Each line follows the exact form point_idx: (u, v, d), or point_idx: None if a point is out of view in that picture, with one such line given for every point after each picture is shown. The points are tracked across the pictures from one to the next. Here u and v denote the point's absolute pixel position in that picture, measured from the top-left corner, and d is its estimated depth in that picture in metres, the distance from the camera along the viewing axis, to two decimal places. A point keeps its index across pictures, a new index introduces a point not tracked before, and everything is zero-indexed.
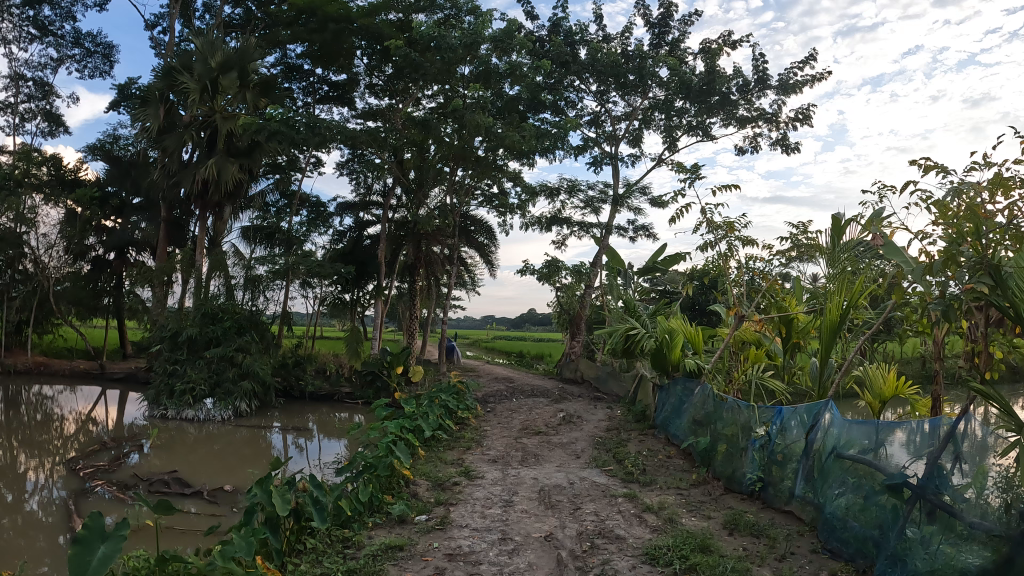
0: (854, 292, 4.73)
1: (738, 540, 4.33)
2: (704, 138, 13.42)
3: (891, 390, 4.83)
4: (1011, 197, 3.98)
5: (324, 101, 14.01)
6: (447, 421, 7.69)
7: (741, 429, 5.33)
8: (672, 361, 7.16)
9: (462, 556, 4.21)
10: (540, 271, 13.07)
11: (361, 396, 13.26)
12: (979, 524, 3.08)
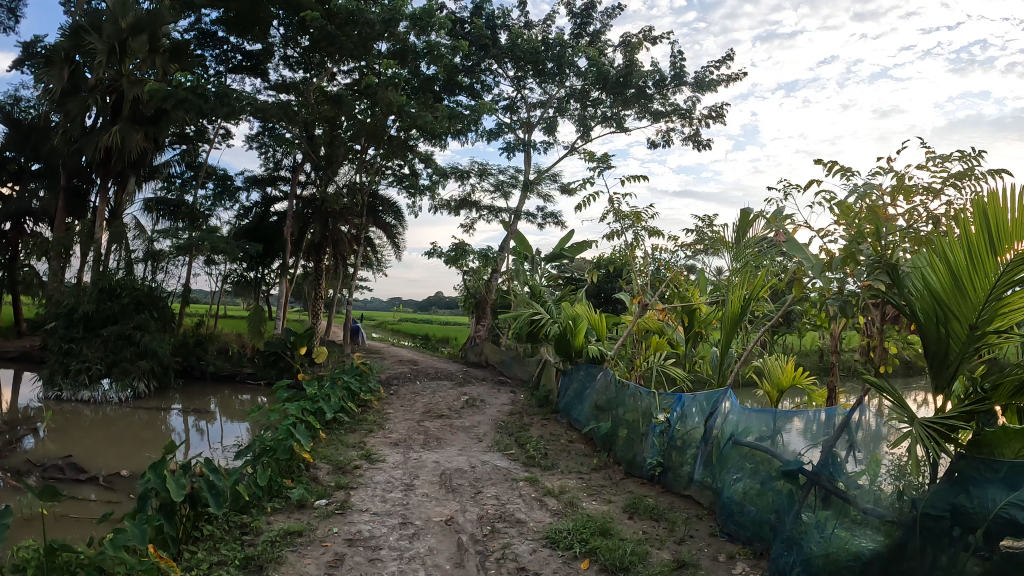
0: (756, 284, 4.77)
1: (639, 524, 4.37)
2: (619, 130, 13.56)
3: (789, 380, 4.95)
4: (912, 202, 3.99)
5: (237, 71, 13.30)
6: (351, 403, 7.45)
7: (642, 415, 5.38)
8: (575, 346, 7.19)
9: (362, 542, 4.08)
10: (448, 254, 12.90)
11: (264, 376, 12.79)
12: (873, 510, 3.14)
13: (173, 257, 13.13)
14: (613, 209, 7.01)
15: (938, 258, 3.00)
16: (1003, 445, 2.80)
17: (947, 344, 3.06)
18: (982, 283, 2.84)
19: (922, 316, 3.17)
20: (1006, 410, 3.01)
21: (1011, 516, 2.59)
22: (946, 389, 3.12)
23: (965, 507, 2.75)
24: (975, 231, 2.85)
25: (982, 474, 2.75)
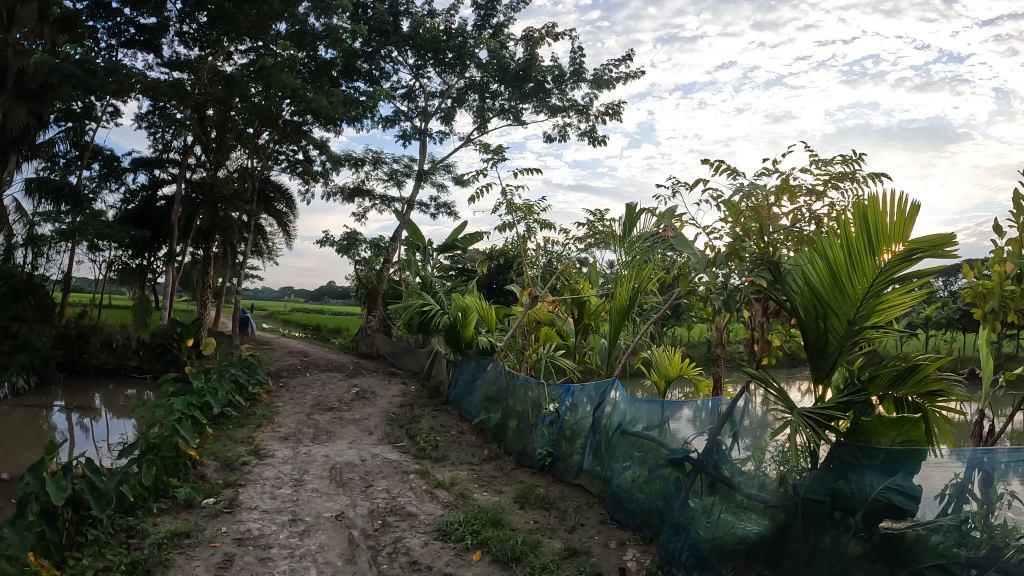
0: (642, 278, 5.00)
1: (530, 514, 4.42)
2: (517, 124, 13.63)
3: (676, 370, 5.13)
4: (796, 204, 4.18)
5: (129, 45, 12.51)
6: (239, 396, 7.17)
7: (532, 406, 5.46)
8: (466, 338, 7.16)
9: (252, 541, 3.93)
10: (339, 242, 12.62)
11: (150, 370, 12.12)
12: (757, 495, 3.28)
13: (54, 242, 12.23)
14: (506, 200, 7.04)
15: (819, 257, 3.13)
16: (880, 433, 2.94)
17: (826, 338, 3.21)
18: (859, 281, 2.99)
19: (803, 311, 3.31)
20: (882, 399, 3.13)
21: (889, 500, 2.74)
22: (825, 379, 3.28)
23: (844, 492, 2.89)
24: (854, 232, 2.98)
25: (859, 460, 2.89)
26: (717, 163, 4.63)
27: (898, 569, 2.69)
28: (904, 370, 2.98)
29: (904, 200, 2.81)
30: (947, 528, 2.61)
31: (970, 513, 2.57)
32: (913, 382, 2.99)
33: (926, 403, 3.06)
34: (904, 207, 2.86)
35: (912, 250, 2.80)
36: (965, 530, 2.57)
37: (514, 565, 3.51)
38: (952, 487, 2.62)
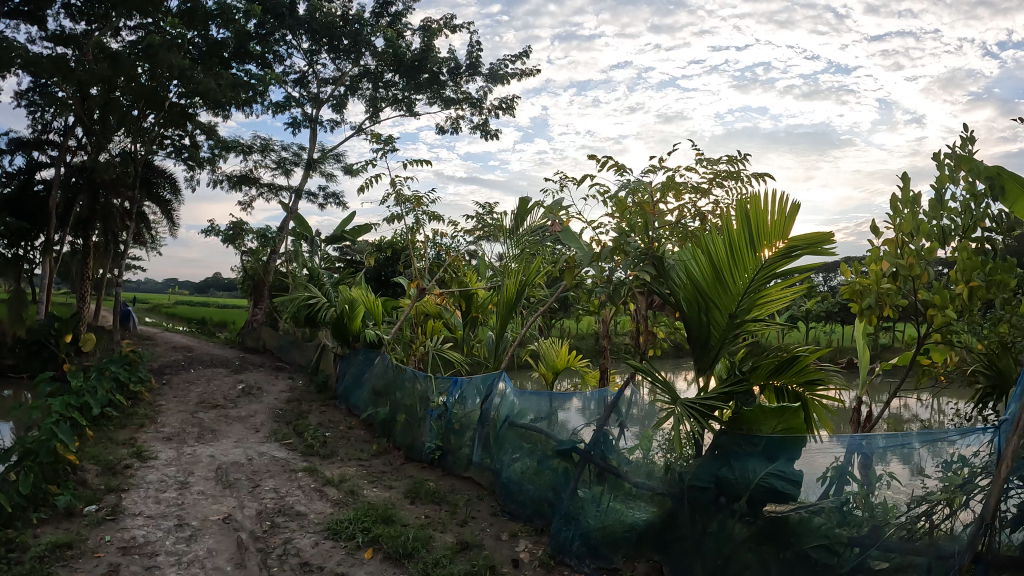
0: (530, 271, 5.21)
1: (421, 509, 4.39)
2: (410, 115, 13.40)
3: (563, 362, 5.25)
4: (681, 201, 4.29)
5: (8, 15, 11.57)
6: (120, 395, 6.78)
7: (419, 399, 5.41)
8: (352, 330, 6.99)
9: (138, 548, 3.73)
10: (225, 232, 12.08)
11: (27, 369, 11.28)
12: (646, 483, 3.38)
13: None
14: (395, 191, 7.02)
15: (701, 252, 3.23)
16: (761, 421, 3.05)
17: (708, 330, 3.33)
18: (740, 275, 3.11)
19: (685, 304, 3.41)
20: (764, 390, 3.32)
21: (770, 485, 2.86)
22: (707, 370, 3.41)
23: (728, 479, 3.00)
24: (737, 229, 3.06)
25: (742, 447, 3.03)
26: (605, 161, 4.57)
27: (781, 549, 2.82)
28: (785, 360, 3.16)
29: (784, 199, 2.94)
30: (829, 510, 2.74)
31: (850, 494, 2.71)
32: (793, 372, 3.21)
33: (805, 392, 3.27)
34: (785, 207, 3.01)
35: (794, 247, 2.89)
36: (847, 510, 2.70)
37: (407, 561, 3.51)
38: (834, 470, 2.76)
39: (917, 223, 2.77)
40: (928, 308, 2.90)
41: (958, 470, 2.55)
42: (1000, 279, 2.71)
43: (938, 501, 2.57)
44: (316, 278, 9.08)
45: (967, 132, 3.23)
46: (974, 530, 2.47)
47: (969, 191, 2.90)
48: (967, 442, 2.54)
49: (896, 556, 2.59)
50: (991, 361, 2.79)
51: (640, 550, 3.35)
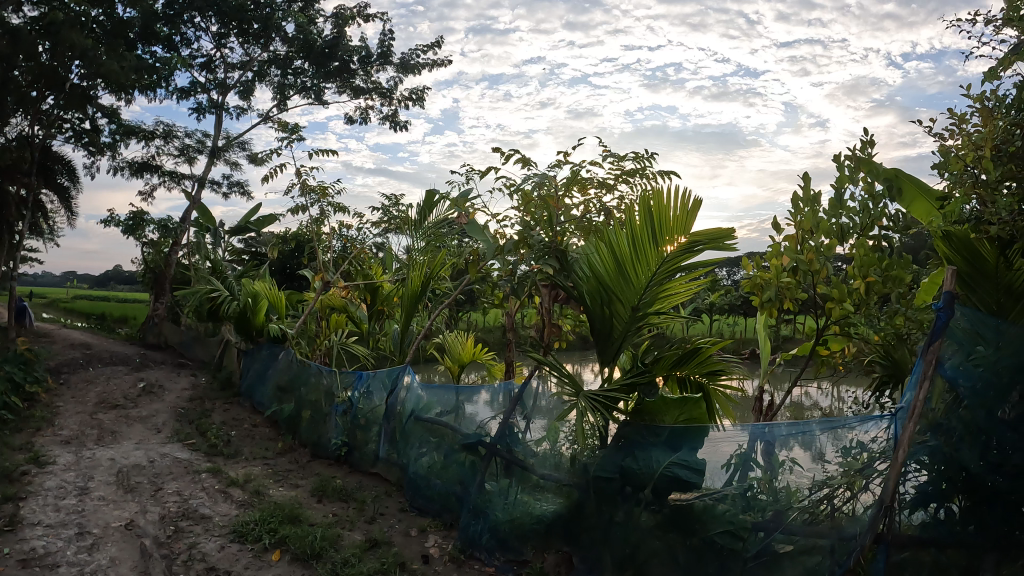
0: (435, 264, 5.32)
1: (328, 507, 4.52)
2: (319, 103, 13.00)
3: (468, 355, 5.40)
4: (584, 195, 4.49)
5: None
6: (11, 398, 6.37)
7: (324, 395, 5.54)
8: (255, 325, 7.01)
9: (37, 561, 3.56)
10: (123, 224, 10.96)
11: None
12: (552, 475, 3.52)
13: None
14: (299, 182, 7.30)
15: (604, 246, 3.27)
16: (663, 412, 3.21)
17: (611, 323, 3.40)
18: (642, 269, 3.18)
19: (589, 297, 3.46)
20: (668, 379, 3.50)
21: (675, 474, 3.02)
22: (611, 362, 3.49)
23: (632, 469, 3.17)
24: (640, 225, 3.13)
25: (646, 438, 3.18)
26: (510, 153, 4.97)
27: (688, 536, 2.97)
28: (688, 353, 3.34)
29: (687, 195, 3.03)
30: (733, 497, 2.91)
31: (753, 480, 2.88)
32: (697, 361, 3.37)
33: (707, 382, 3.45)
34: (687, 201, 3.08)
35: (693, 244, 3.00)
36: (751, 496, 2.88)
37: (315, 562, 3.62)
38: (737, 457, 2.91)
39: (817, 222, 2.91)
40: (825, 302, 3.02)
41: (858, 455, 2.75)
42: (895, 275, 2.87)
43: (839, 485, 2.76)
44: (218, 270, 8.72)
45: (868, 133, 3.42)
46: (876, 512, 2.69)
47: (867, 192, 3.03)
48: (866, 428, 2.75)
49: (799, 539, 2.78)
50: (888, 352, 3.10)
51: (550, 541, 3.49)
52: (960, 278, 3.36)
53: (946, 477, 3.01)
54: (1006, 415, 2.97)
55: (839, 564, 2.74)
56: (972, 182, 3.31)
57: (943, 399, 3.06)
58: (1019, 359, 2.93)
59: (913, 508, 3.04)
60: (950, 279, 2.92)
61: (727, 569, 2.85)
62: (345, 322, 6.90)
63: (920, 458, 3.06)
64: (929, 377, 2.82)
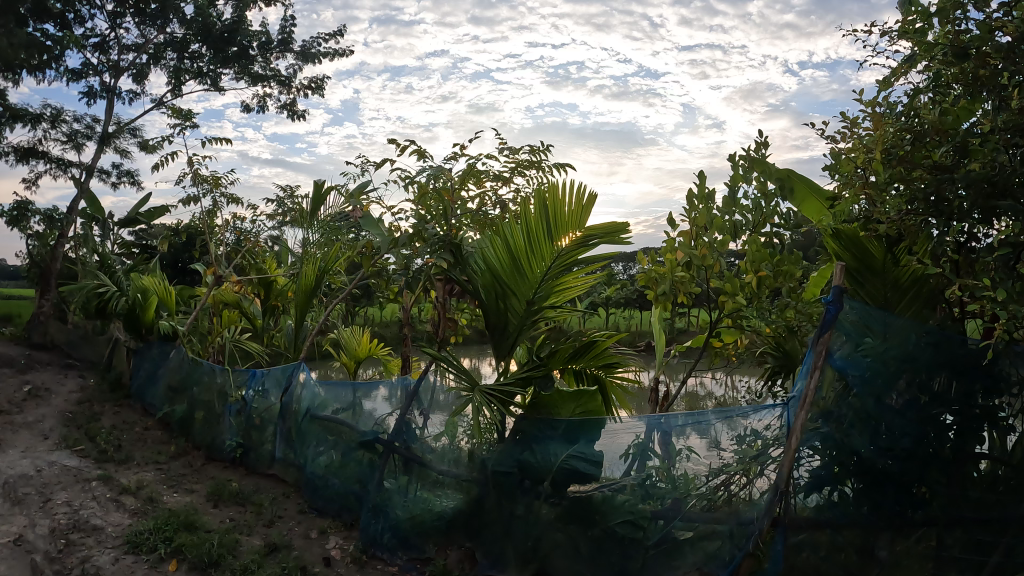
0: (328, 257, 5.44)
1: (224, 511, 4.94)
2: (215, 88, 13.42)
3: (364, 351, 5.77)
4: (481, 188, 4.74)
5: None
6: None
7: (218, 395, 5.90)
8: (145, 321, 6.97)
9: None
10: (5, 215, 10.38)
11: None
12: (451, 471, 3.75)
13: None
14: (192, 171, 7.44)
15: (499, 240, 3.56)
16: (560, 406, 3.48)
17: (507, 317, 3.72)
18: (538, 264, 3.54)
19: (484, 292, 3.75)
20: (566, 373, 3.88)
21: (573, 467, 3.28)
22: (506, 356, 3.80)
23: (529, 462, 3.41)
24: (535, 220, 3.45)
25: (543, 432, 3.42)
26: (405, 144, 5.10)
27: (588, 528, 3.26)
28: (584, 346, 3.77)
29: (583, 190, 3.47)
30: (632, 487, 3.16)
31: (652, 468, 3.12)
32: (592, 356, 3.81)
33: (602, 373, 3.91)
34: (582, 197, 3.49)
35: (589, 236, 3.47)
36: (651, 484, 3.13)
37: (212, 570, 3.88)
38: (634, 447, 3.16)
39: (710, 218, 3.16)
40: (718, 296, 3.32)
41: (752, 443, 3.02)
42: (786, 269, 3.03)
43: (735, 471, 3.04)
44: (106, 264, 8.16)
45: (761, 135, 3.64)
46: (771, 497, 2.94)
47: (760, 190, 3.21)
48: (759, 416, 3.01)
49: (698, 525, 3.05)
50: (779, 344, 3.30)
51: (452, 538, 3.75)
52: (849, 273, 3.54)
53: (838, 461, 3.15)
54: (893, 402, 3.17)
55: (740, 547, 2.99)
56: (861, 182, 3.50)
57: (834, 387, 3.22)
58: (904, 349, 3.13)
59: (808, 492, 3.17)
60: (839, 274, 3.10)
61: (629, 557, 3.15)
62: (238, 318, 6.99)
63: (814, 444, 3.19)
64: (820, 367, 3.00)
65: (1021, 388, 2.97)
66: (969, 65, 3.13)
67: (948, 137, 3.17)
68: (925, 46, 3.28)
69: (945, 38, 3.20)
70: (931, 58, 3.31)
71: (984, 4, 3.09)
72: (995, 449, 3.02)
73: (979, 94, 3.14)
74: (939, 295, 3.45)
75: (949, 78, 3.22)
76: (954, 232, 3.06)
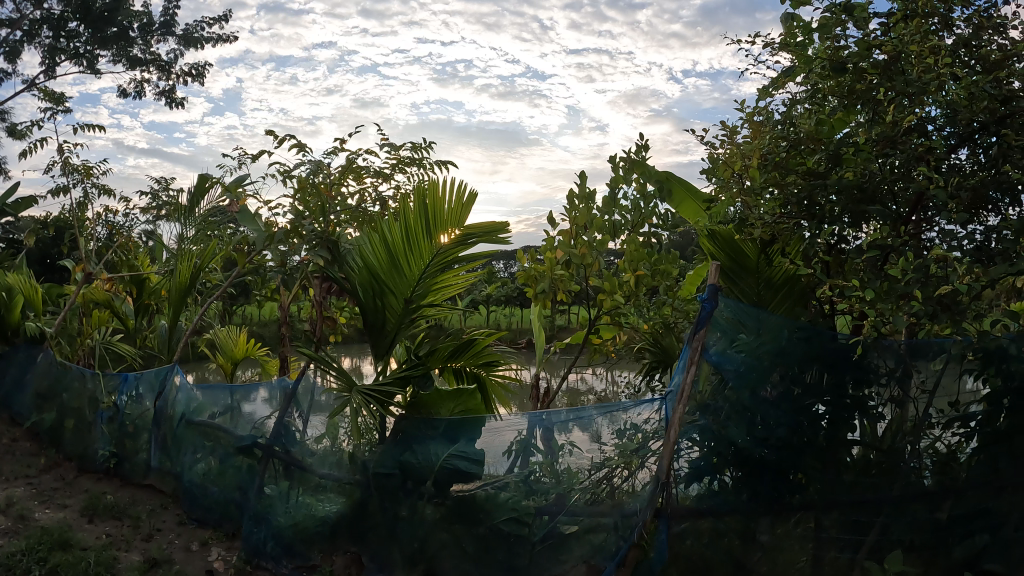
0: (205, 254, 5.31)
1: (100, 527, 4.69)
2: (91, 71, 12.79)
3: (241, 351, 5.59)
4: (359, 185, 4.79)
5: None
6: None
7: (89, 402, 5.63)
8: (8, 323, 6.52)
9: None
10: None
11: None
12: (332, 474, 3.66)
13: None
14: (62, 159, 7.05)
15: (378, 239, 3.57)
16: (440, 404, 3.51)
17: (385, 316, 3.70)
18: (416, 262, 3.59)
19: (360, 289, 3.69)
20: (446, 372, 3.92)
21: (455, 466, 3.29)
22: (385, 355, 3.76)
23: (411, 463, 3.39)
24: (413, 217, 3.51)
25: (423, 432, 3.42)
26: (284, 137, 5.01)
27: (474, 526, 3.28)
28: (464, 344, 3.79)
29: (463, 188, 3.60)
30: (516, 483, 3.21)
31: (535, 464, 3.18)
32: (472, 353, 3.86)
33: (484, 372, 3.98)
34: (462, 195, 3.62)
35: (468, 235, 3.59)
36: (534, 479, 3.19)
37: None
38: (517, 444, 3.20)
39: (590, 218, 3.37)
40: (597, 294, 3.47)
41: (632, 437, 3.14)
42: (663, 268, 3.25)
43: (617, 464, 3.16)
44: None
45: (641, 137, 3.83)
46: (654, 488, 3.10)
47: (639, 192, 3.44)
48: (639, 410, 3.16)
49: (583, 518, 3.15)
50: (657, 339, 3.57)
51: (337, 544, 3.69)
52: (724, 272, 3.67)
53: (716, 452, 3.24)
54: (768, 394, 3.28)
55: (624, 538, 3.12)
56: (738, 188, 3.63)
57: (709, 381, 3.30)
58: (777, 344, 3.25)
59: (689, 482, 3.25)
60: (714, 272, 3.25)
61: (516, 553, 3.20)
62: (109, 318, 6.58)
63: (693, 435, 3.28)
64: (696, 361, 3.14)
65: (888, 378, 3.26)
66: (845, 80, 3.37)
67: (823, 146, 3.38)
68: (806, 59, 3.48)
69: (825, 52, 3.41)
70: (810, 72, 3.50)
71: (864, 23, 3.32)
72: (865, 436, 3.29)
73: (853, 106, 3.36)
74: (811, 294, 3.62)
75: (826, 92, 3.45)
76: (824, 234, 3.26)
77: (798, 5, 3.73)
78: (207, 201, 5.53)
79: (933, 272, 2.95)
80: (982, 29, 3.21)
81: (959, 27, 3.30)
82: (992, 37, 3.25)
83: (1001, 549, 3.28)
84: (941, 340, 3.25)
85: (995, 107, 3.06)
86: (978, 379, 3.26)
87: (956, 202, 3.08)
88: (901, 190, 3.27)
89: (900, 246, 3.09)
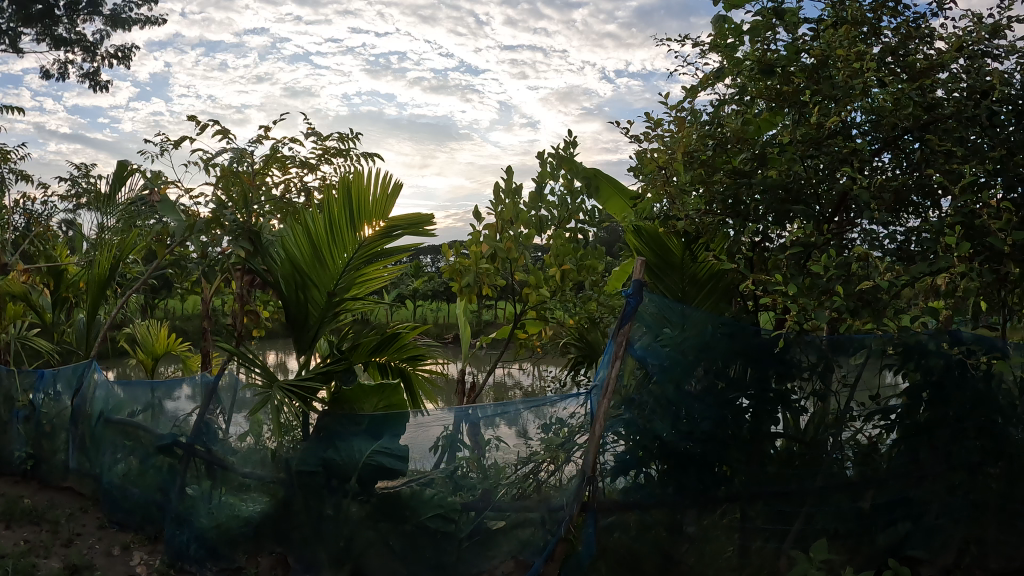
0: (126, 244, 5.10)
1: (17, 533, 4.45)
2: (13, 50, 12.10)
3: (162, 346, 5.39)
4: (285, 174, 4.71)
5: None
6: None
7: (5, 400, 5.35)
8: None
9: None
10: None
11: None
12: (255, 473, 3.57)
13: None
14: None
15: (300, 229, 3.50)
16: (363, 400, 3.46)
17: (307, 309, 3.63)
18: (340, 254, 3.54)
19: (282, 282, 3.60)
20: (371, 367, 3.89)
21: (378, 462, 3.24)
22: (308, 350, 3.69)
23: (334, 461, 3.32)
24: (337, 208, 3.46)
25: (347, 428, 3.35)
26: (205, 123, 4.87)
27: (400, 524, 3.25)
28: (387, 339, 3.74)
29: (387, 179, 3.58)
30: (442, 480, 3.21)
31: (462, 459, 3.18)
32: (396, 348, 3.81)
33: (409, 366, 3.96)
34: (387, 186, 3.59)
35: (393, 227, 3.56)
36: (461, 475, 3.19)
37: None
38: (444, 439, 3.20)
39: (517, 212, 3.46)
40: (523, 288, 3.62)
41: (558, 431, 3.23)
42: (588, 265, 3.44)
43: (542, 458, 3.21)
44: None
45: (569, 135, 3.93)
46: (580, 482, 3.19)
47: (566, 189, 3.56)
48: (565, 404, 3.23)
49: (510, 514, 3.21)
50: (582, 334, 3.63)
51: (263, 545, 3.59)
52: (648, 269, 3.74)
53: (642, 445, 3.30)
54: (692, 387, 3.35)
55: (552, 532, 3.21)
56: (663, 183, 3.70)
57: (634, 375, 3.37)
58: (701, 339, 3.33)
59: (615, 476, 3.30)
60: (638, 268, 3.32)
61: (444, 550, 3.20)
62: (24, 313, 6.21)
63: (617, 429, 3.33)
64: (620, 356, 3.23)
65: (810, 372, 3.37)
66: (773, 84, 3.45)
67: (748, 145, 3.46)
68: (736, 60, 3.56)
69: (756, 55, 3.49)
70: (739, 74, 3.60)
71: (794, 28, 3.43)
72: (789, 428, 3.40)
73: (780, 109, 3.49)
74: (735, 289, 3.71)
75: (755, 94, 3.53)
76: (747, 232, 3.35)
77: (728, 9, 3.84)
78: (130, 188, 5.34)
79: (854, 270, 3.07)
80: (910, 38, 3.38)
81: (886, 36, 3.44)
82: (919, 47, 3.39)
83: (922, 535, 3.51)
84: (861, 337, 3.37)
85: (919, 114, 3.19)
86: (897, 373, 3.43)
87: (878, 203, 3.19)
88: (823, 191, 3.38)
89: (821, 243, 3.18)
